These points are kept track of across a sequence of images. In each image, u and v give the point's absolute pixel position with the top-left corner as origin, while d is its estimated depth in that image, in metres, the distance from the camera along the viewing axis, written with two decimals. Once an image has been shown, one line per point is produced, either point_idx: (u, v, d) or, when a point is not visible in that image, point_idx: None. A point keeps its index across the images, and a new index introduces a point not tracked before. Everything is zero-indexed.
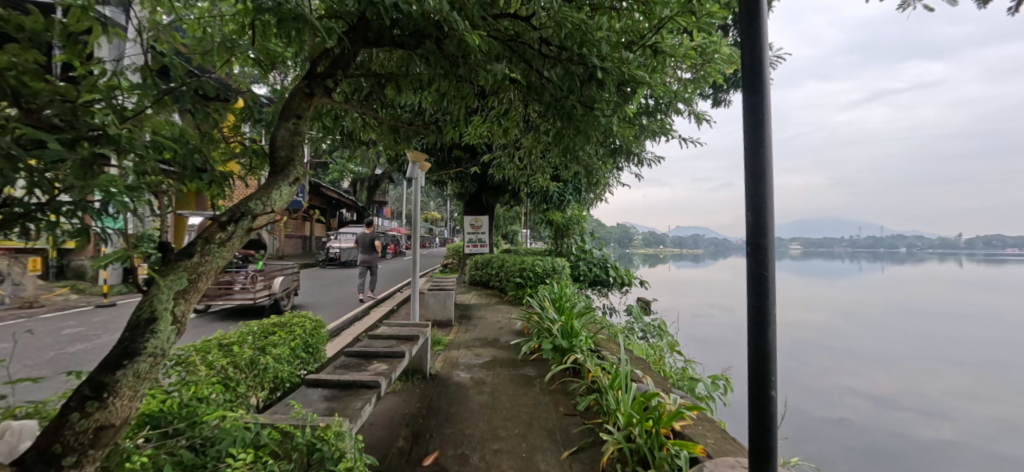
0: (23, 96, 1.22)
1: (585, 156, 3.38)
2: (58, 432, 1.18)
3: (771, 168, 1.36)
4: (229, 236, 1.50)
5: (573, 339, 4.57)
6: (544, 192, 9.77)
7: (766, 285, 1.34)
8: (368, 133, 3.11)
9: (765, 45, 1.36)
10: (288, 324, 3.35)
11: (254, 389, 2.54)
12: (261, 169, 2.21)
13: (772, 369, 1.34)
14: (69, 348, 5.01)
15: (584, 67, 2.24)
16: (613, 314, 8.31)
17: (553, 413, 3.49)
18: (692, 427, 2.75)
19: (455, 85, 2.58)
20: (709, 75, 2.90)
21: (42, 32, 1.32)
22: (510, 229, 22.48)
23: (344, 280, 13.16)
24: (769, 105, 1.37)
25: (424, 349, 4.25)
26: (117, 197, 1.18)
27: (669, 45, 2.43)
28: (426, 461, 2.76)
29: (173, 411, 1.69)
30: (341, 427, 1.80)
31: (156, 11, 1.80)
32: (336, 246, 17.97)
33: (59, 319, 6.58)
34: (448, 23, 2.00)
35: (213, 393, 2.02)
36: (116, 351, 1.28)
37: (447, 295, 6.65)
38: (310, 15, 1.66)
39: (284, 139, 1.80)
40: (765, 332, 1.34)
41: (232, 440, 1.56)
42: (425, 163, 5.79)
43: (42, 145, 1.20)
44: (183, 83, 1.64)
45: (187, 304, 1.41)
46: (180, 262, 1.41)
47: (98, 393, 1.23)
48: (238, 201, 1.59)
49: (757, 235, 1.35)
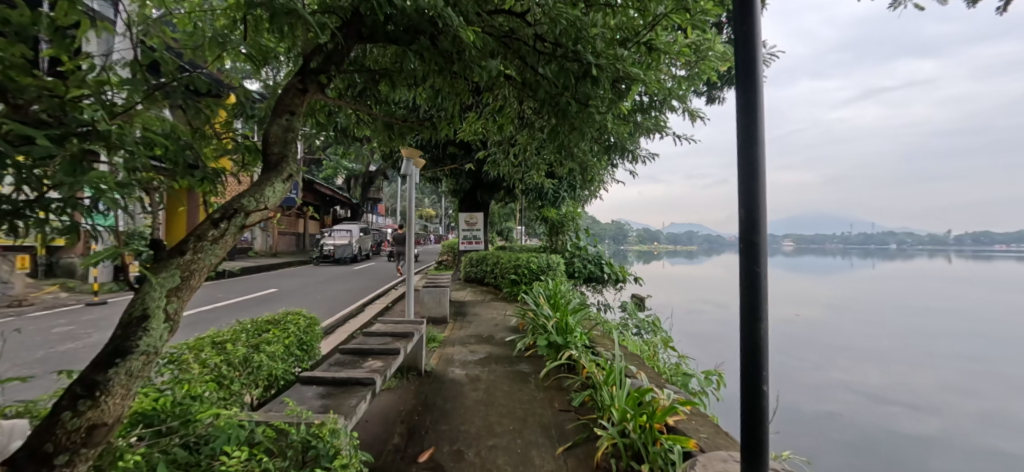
0: (10, 92, 1.21)
1: (580, 153, 3.39)
2: (49, 431, 1.16)
3: (764, 167, 1.37)
4: (222, 232, 1.49)
5: (567, 335, 4.62)
6: (539, 189, 9.81)
7: (758, 282, 1.35)
8: (364, 130, 3.17)
9: (759, 43, 1.36)
10: (282, 322, 3.34)
11: (247, 387, 2.52)
12: (254, 165, 2.23)
13: (765, 365, 1.35)
14: (60, 346, 5.00)
15: (579, 64, 2.26)
16: (608, 311, 8.37)
17: (548, 409, 3.51)
18: (686, 422, 2.78)
19: (450, 82, 2.57)
20: (703, 72, 2.88)
21: (29, 26, 1.31)
22: (505, 226, 22.57)
23: (369, 281, 12.56)
24: (763, 103, 1.39)
25: (421, 346, 4.26)
26: (106, 194, 1.17)
27: (664, 43, 2.42)
28: (421, 458, 2.76)
29: (166, 410, 1.68)
30: (336, 424, 1.81)
31: (146, 6, 1.79)
32: (330, 243, 18.06)
33: (48, 317, 6.47)
34: (443, 18, 1.97)
35: (207, 391, 2.01)
36: (108, 349, 1.26)
37: (441, 292, 6.64)
38: (303, 11, 1.65)
39: (278, 134, 1.77)
40: (757, 328, 1.36)
41: (226, 438, 1.55)
42: (420, 160, 5.74)
43: (31, 141, 1.18)
44: (174, 79, 1.65)
45: (180, 302, 1.40)
46: (173, 259, 1.39)
47: (90, 392, 1.22)
48: (231, 197, 1.57)
49: (751, 232, 1.36)
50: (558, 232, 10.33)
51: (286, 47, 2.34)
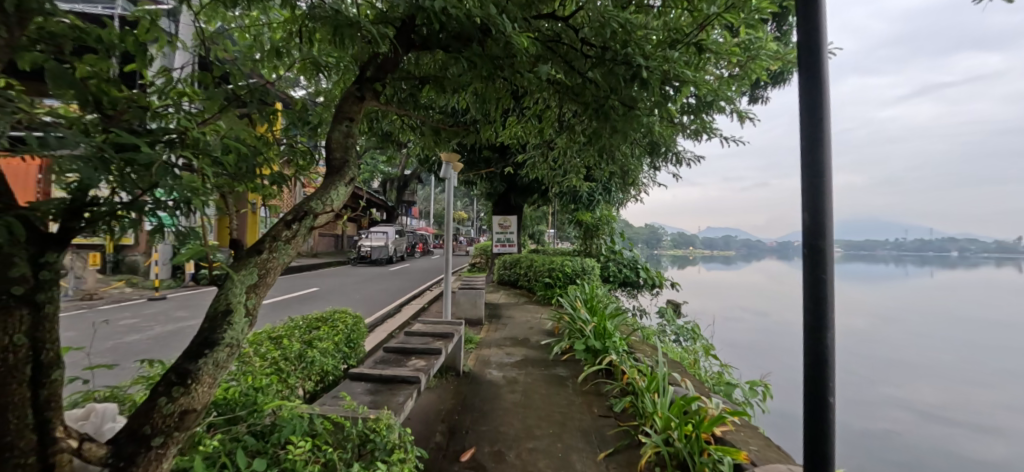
0: (105, 103, 1.33)
1: (620, 157, 3.37)
2: (147, 415, 1.26)
3: (830, 170, 1.32)
4: (293, 233, 1.57)
5: (606, 340, 4.56)
6: (574, 192, 9.74)
7: (824, 290, 1.30)
8: (407, 135, 3.27)
9: (823, 42, 1.32)
10: (331, 319, 3.48)
11: (302, 381, 2.63)
12: (309, 168, 2.35)
13: (831, 376, 1.30)
14: (127, 337, 5.41)
15: (627, 67, 2.22)
16: (644, 317, 8.22)
17: (588, 414, 3.48)
18: (735, 433, 2.68)
19: (495, 88, 2.61)
20: (753, 73, 2.76)
21: (116, 43, 1.41)
22: (536, 230, 22.49)
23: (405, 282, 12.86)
24: (827, 103, 1.33)
25: (459, 347, 4.32)
26: (197, 195, 1.30)
27: (714, 43, 2.34)
28: (464, 457, 2.80)
29: (236, 400, 1.80)
30: (390, 419, 1.88)
31: (212, 23, 2.01)
32: (367, 245, 18.54)
33: (115, 311, 7.01)
34: (495, 25, 2.02)
35: (269, 384, 2.13)
36: (198, 340, 1.36)
37: (477, 294, 6.72)
38: (363, 22, 1.75)
39: (339, 140, 1.85)
40: (823, 338, 1.30)
41: (292, 427, 1.63)
42: (458, 164, 5.84)
43: (126, 148, 1.27)
44: (241, 89, 1.80)
45: (258, 298, 1.49)
46: (251, 259, 1.49)
47: (182, 379, 1.31)
48: (300, 200, 1.65)
49: (815, 237, 1.31)
50: (592, 236, 10.17)
51: (338, 57, 2.45)
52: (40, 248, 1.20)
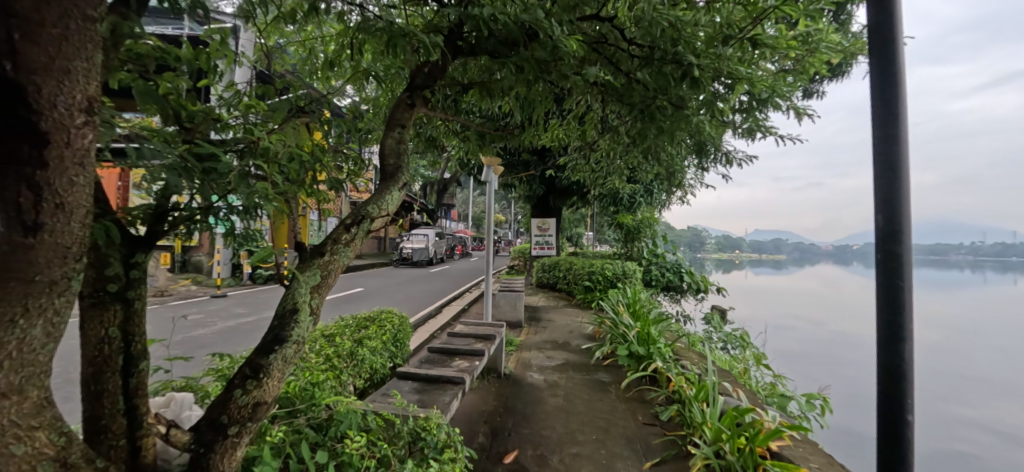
0: (184, 118, 1.44)
1: (665, 158, 3.30)
2: (225, 405, 1.36)
3: (907, 170, 1.23)
4: (352, 236, 1.65)
5: (650, 346, 4.44)
6: (614, 194, 9.58)
7: (901, 298, 1.21)
8: (451, 139, 3.34)
9: (899, 33, 1.24)
10: (378, 319, 3.60)
11: (353, 378, 2.74)
12: (361, 174, 2.46)
13: (909, 390, 1.21)
14: (193, 332, 5.83)
15: (678, 66, 2.15)
16: (688, 323, 7.95)
17: (632, 422, 3.41)
18: (793, 448, 2.53)
19: (540, 91, 2.62)
20: (812, 66, 2.60)
21: (193, 62, 1.52)
22: (575, 233, 22.30)
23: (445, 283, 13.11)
24: (905, 98, 1.24)
25: (501, 349, 4.35)
26: (268, 200, 1.39)
27: (770, 38, 2.22)
28: (507, 459, 2.82)
29: (296, 394, 1.90)
30: (440, 418, 1.93)
31: (273, 39, 2.14)
32: (409, 247, 19.04)
33: (182, 307, 7.57)
34: (544, 29, 2.03)
35: (324, 379, 2.23)
36: (269, 337, 1.44)
37: (517, 296, 6.74)
38: (415, 32, 1.80)
39: (392, 147, 1.92)
40: (900, 349, 1.21)
41: (348, 422, 1.71)
42: (498, 168, 5.89)
43: (206, 158, 1.39)
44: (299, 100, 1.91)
45: (321, 297, 1.57)
46: (314, 260, 1.57)
47: (255, 373, 1.39)
48: (358, 205, 1.72)
49: (890, 241, 1.22)
50: (633, 238, 9.92)
51: (386, 66, 2.54)
52: (131, 249, 1.29)
